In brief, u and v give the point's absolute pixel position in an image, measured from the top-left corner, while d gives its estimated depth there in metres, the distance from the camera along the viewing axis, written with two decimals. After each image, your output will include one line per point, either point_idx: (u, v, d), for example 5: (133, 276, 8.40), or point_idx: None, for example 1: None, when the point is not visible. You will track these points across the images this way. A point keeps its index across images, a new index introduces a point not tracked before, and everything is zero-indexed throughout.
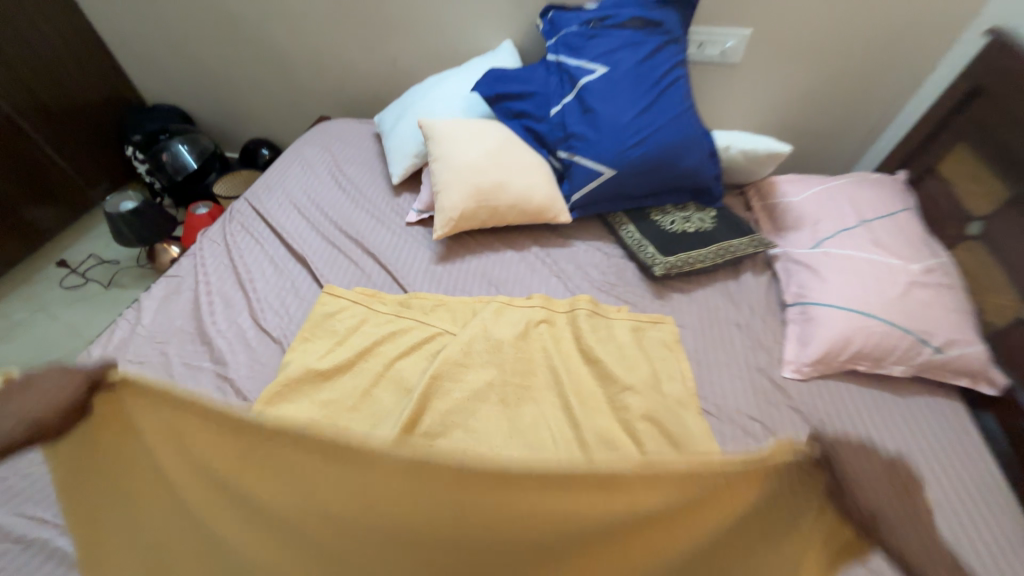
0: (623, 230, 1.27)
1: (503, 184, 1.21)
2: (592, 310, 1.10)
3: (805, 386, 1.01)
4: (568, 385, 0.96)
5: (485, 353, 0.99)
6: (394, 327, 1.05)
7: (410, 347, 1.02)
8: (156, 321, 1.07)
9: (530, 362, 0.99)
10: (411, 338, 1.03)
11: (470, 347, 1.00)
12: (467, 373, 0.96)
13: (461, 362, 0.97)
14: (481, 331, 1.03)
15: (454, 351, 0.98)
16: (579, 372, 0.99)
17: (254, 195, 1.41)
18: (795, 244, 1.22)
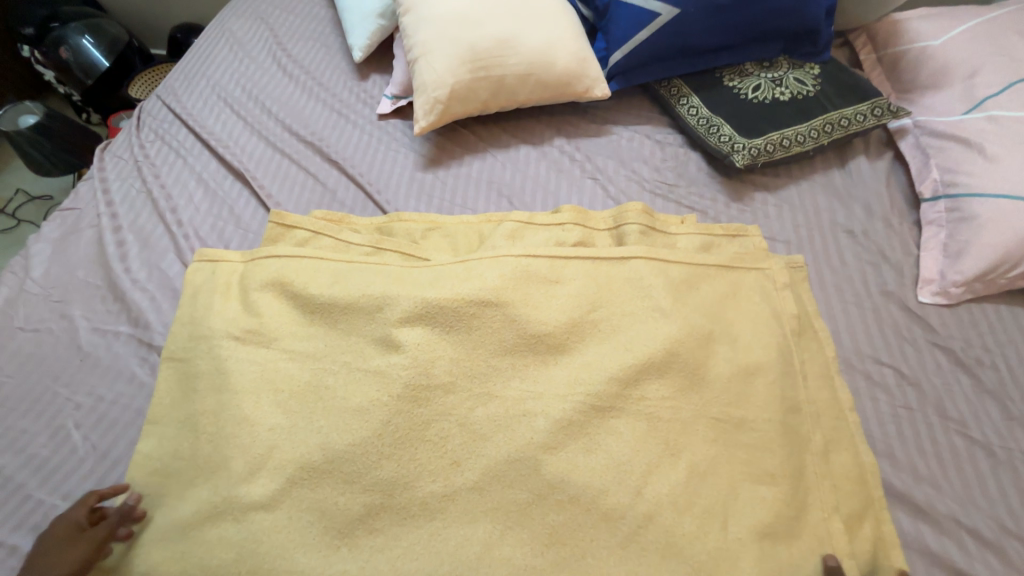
0: (684, 105, 0.89)
1: (511, 40, 0.83)
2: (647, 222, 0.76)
3: (951, 313, 0.71)
4: (617, 330, 0.64)
5: (486, 288, 0.64)
6: (350, 261, 0.70)
7: (367, 288, 0.66)
8: (52, 272, 0.79)
9: (555, 299, 0.65)
10: (375, 275, 0.68)
11: (460, 285, 0.65)
12: (462, 327, 0.63)
13: (449, 306, 0.63)
14: (480, 262, 0.67)
15: (441, 291, 0.64)
16: (636, 314, 0.65)
17: (168, 89, 1.03)
18: (936, 111, 0.84)
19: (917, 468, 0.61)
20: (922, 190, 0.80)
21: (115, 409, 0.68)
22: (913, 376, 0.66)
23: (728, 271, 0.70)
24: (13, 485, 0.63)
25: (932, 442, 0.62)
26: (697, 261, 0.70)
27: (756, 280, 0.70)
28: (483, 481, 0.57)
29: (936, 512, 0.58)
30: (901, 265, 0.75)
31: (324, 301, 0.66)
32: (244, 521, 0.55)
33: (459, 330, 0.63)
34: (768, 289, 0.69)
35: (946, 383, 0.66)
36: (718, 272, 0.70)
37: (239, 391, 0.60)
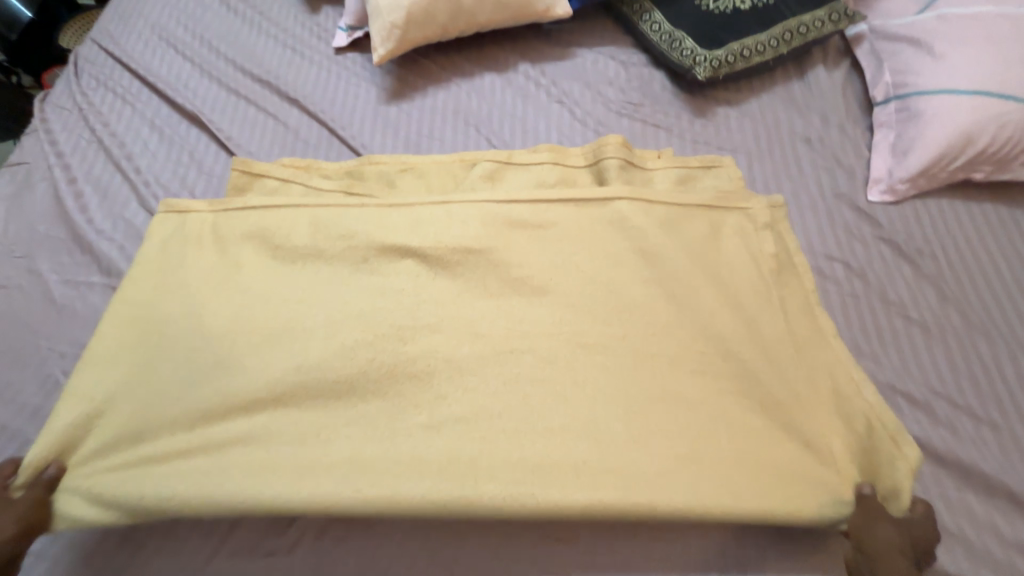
0: (646, 21, 0.88)
1: None
2: (628, 158, 0.72)
3: (896, 210, 0.76)
4: (599, 251, 0.62)
5: (466, 231, 0.62)
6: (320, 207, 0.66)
7: (340, 234, 0.63)
8: (9, 229, 0.76)
9: (537, 236, 0.62)
10: (348, 220, 0.64)
11: (435, 226, 0.62)
12: (441, 260, 0.61)
13: (427, 247, 0.61)
14: (456, 201, 0.65)
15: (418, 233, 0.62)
16: (617, 234, 0.63)
17: (103, 32, 0.96)
18: (889, 15, 0.85)
19: (860, 347, 0.67)
20: (874, 95, 0.83)
21: None
22: (860, 268, 0.72)
23: (709, 210, 0.67)
24: (8, 432, 0.64)
25: (874, 323, 0.69)
26: (675, 196, 0.66)
27: (734, 211, 0.67)
28: (469, 408, 0.53)
29: (874, 382, 0.65)
30: (853, 169, 0.79)
31: (296, 248, 0.63)
32: (216, 453, 0.51)
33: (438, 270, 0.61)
34: (747, 229, 0.66)
35: (889, 274, 0.72)
36: (699, 210, 0.66)
37: (212, 336, 0.58)
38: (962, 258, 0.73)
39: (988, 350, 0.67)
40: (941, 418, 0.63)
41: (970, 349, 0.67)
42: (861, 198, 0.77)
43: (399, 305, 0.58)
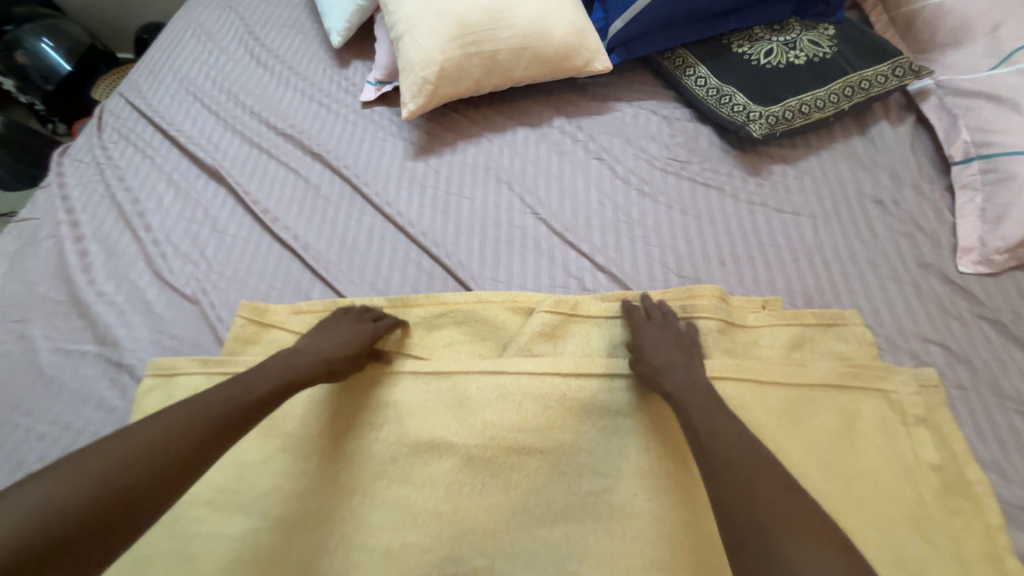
0: (691, 74, 0.83)
1: (503, 12, 0.77)
2: (724, 306, 0.63)
3: (994, 283, 0.66)
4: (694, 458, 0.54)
5: (529, 421, 0.56)
6: (373, 366, 0.60)
7: (388, 403, 0.58)
8: (6, 289, 0.71)
9: (613, 427, 0.56)
10: (398, 393, 0.58)
11: (501, 400, 0.57)
12: (500, 476, 0.54)
13: (485, 439, 0.55)
14: (523, 365, 0.58)
15: (467, 456, 0.54)
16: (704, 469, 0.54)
17: (131, 85, 0.95)
18: (960, 69, 0.79)
19: (978, 455, 0.55)
20: (951, 154, 0.75)
21: (83, 439, 0.60)
22: (962, 352, 0.61)
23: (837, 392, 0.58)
24: None
25: (991, 423, 0.57)
26: (784, 374, 0.58)
27: (871, 394, 0.57)
28: None
29: (1001, 500, 0.53)
30: (936, 235, 0.70)
31: (343, 408, 0.58)
32: None
33: (495, 475, 0.54)
34: (890, 421, 0.56)
35: (1000, 361, 0.60)
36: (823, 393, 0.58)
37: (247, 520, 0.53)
38: None
39: None
40: None
41: None
42: (951, 270, 0.67)
43: (446, 493, 0.53)
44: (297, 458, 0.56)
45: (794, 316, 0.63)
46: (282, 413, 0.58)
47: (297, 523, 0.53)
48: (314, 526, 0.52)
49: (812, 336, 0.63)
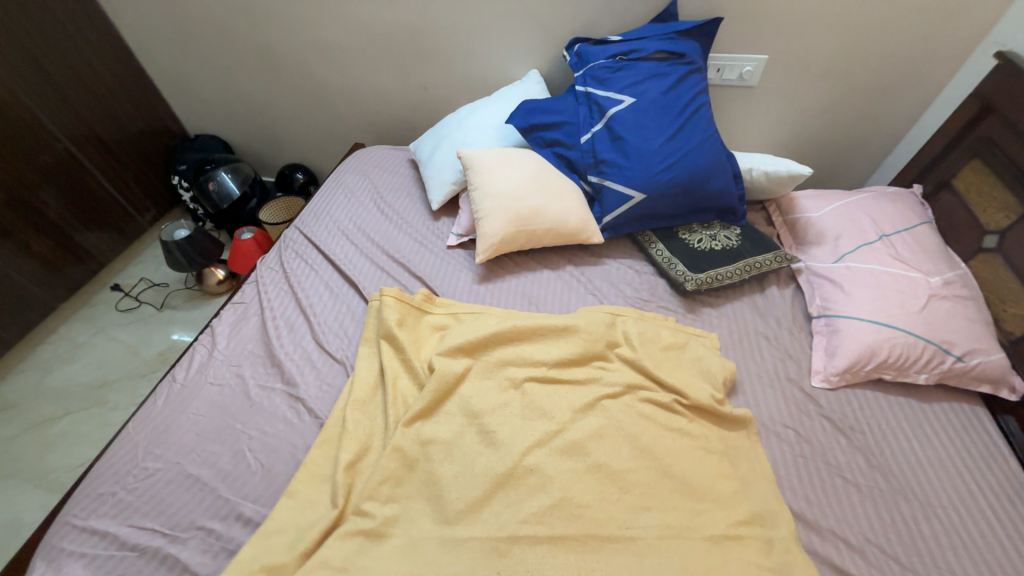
0: (653, 247, 1.35)
1: (542, 208, 1.30)
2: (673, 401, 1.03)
3: (833, 395, 1.07)
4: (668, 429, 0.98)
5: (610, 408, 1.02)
6: (471, 495, 0.87)
7: (471, 413, 0.99)
8: (230, 345, 1.18)
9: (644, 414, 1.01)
10: (474, 386, 1.03)
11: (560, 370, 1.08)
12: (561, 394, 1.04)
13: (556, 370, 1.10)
14: (560, 386, 1.05)
15: (518, 426, 0.97)
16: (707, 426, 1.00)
17: (304, 222, 1.51)
18: (817, 260, 1.28)
19: (809, 497, 0.92)
20: (810, 311, 1.22)
21: (274, 439, 1.01)
22: (806, 435, 1.01)
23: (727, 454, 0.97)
24: (207, 487, 0.94)
25: (820, 479, 0.94)
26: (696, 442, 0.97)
27: (749, 459, 0.96)
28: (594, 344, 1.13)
29: (819, 525, 0.88)
30: (800, 361, 1.13)
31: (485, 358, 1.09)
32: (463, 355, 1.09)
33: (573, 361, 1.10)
34: (761, 477, 0.93)
35: (829, 444, 0.99)
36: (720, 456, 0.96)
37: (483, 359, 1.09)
38: (883, 436, 1.01)
39: (907, 512, 0.90)
40: (873, 560, 0.84)
41: (894, 509, 0.90)
42: (805, 385, 1.09)
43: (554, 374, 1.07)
44: (417, 406, 0.98)
45: (707, 408, 1.01)
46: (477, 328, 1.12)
47: (404, 476, 0.92)
48: (418, 475, 0.92)
49: (720, 422, 1.01)
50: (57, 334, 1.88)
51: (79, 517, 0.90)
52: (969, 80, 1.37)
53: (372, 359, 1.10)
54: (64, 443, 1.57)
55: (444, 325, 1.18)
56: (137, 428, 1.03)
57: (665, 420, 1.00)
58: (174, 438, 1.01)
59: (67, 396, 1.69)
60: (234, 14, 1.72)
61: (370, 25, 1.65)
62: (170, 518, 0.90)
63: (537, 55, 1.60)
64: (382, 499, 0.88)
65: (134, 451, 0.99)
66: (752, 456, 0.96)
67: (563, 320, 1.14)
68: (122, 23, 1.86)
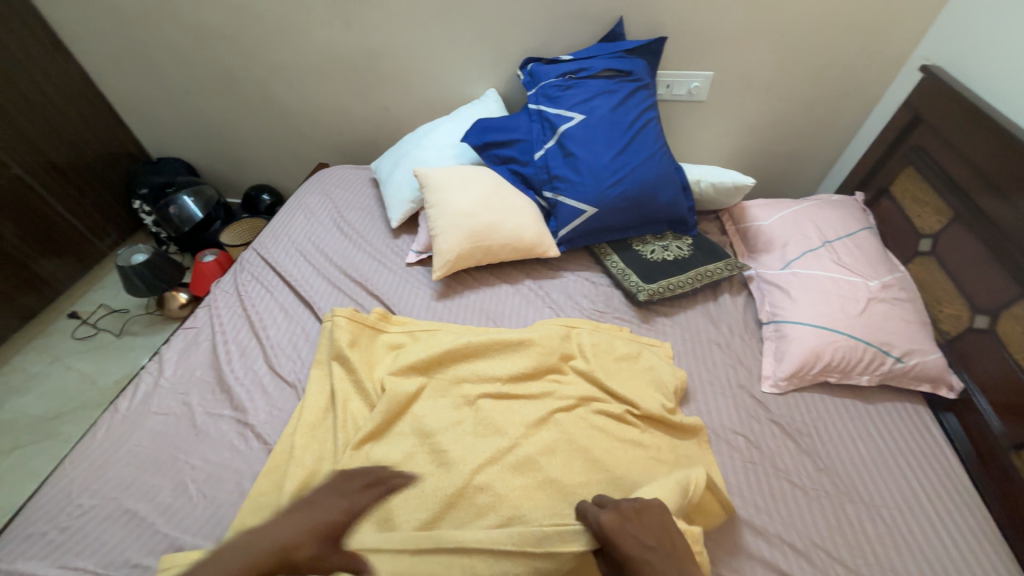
0: (609, 259, 1.37)
1: (497, 225, 1.31)
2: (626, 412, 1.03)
3: (782, 400, 1.09)
4: (619, 441, 0.98)
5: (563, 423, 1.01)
6: (419, 518, 0.85)
7: (422, 434, 0.97)
8: (178, 372, 1.16)
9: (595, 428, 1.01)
10: (425, 406, 1.01)
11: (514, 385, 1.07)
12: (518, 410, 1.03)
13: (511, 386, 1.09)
14: (515, 402, 1.05)
15: (471, 444, 0.95)
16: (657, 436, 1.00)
17: (262, 244, 1.50)
18: (766, 267, 1.31)
19: (758, 503, 0.93)
20: (760, 317, 1.24)
21: (219, 469, 0.99)
22: (756, 441, 1.02)
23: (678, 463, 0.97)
24: (144, 522, 0.91)
25: (768, 485, 0.95)
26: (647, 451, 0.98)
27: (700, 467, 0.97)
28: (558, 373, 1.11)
29: (768, 531, 0.89)
30: (751, 367, 1.15)
31: (439, 376, 1.08)
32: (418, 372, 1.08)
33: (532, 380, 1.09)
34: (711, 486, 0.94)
35: (777, 448, 1.00)
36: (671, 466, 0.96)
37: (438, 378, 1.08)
38: (830, 439, 1.02)
39: (852, 514, 0.91)
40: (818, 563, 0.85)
41: (840, 510, 0.92)
42: (755, 391, 1.11)
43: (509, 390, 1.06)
44: (366, 428, 0.96)
45: (659, 418, 1.01)
46: (432, 345, 1.12)
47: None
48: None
49: (672, 432, 1.02)
50: (6, 366, 1.81)
51: (5, 560, 0.86)
52: (901, 92, 1.44)
53: (323, 382, 1.09)
54: (10, 479, 1.50)
55: (400, 344, 1.17)
56: (75, 462, 1.00)
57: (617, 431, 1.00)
58: (113, 472, 0.98)
59: (15, 430, 1.62)
60: (192, 39, 1.72)
61: (328, 47, 1.66)
62: (103, 556, 0.86)
63: (494, 74, 1.63)
64: None
65: (69, 487, 0.95)
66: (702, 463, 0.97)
67: (517, 334, 1.14)
68: (79, 49, 1.85)
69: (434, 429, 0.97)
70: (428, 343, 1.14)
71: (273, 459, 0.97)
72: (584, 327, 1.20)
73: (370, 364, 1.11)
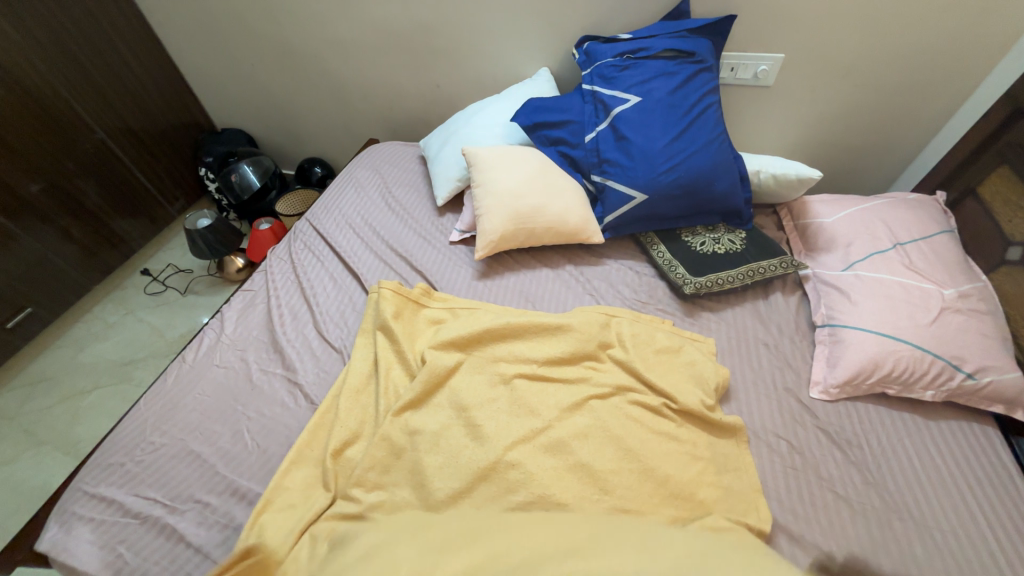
0: (654, 248, 1.33)
1: (542, 207, 1.30)
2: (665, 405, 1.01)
3: (831, 407, 1.04)
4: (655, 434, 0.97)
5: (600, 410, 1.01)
6: (453, 486, 0.89)
7: (456, 407, 0.99)
8: (237, 330, 1.24)
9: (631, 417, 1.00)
10: (463, 381, 1.04)
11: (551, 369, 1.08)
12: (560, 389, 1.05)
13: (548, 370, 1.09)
14: (551, 385, 1.05)
15: (505, 422, 0.97)
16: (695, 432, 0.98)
17: (315, 215, 1.56)
18: (826, 267, 1.24)
19: (797, 509, 0.90)
20: (815, 319, 1.18)
21: (271, 422, 1.06)
22: (799, 447, 0.98)
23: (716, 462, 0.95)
24: (206, 463, 0.99)
25: (809, 493, 0.92)
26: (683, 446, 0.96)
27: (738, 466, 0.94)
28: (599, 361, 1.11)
29: (805, 539, 0.86)
30: (800, 371, 1.10)
31: (479, 355, 1.10)
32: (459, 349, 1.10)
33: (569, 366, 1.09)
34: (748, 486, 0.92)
35: (822, 457, 0.96)
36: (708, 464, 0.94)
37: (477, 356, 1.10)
38: (882, 452, 0.97)
39: (901, 533, 0.86)
40: None
41: (887, 527, 0.87)
42: (802, 395, 1.06)
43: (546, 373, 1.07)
44: (406, 397, 1.00)
45: (698, 414, 0.99)
46: (473, 323, 1.14)
47: (391, 464, 0.94)
48: (403, 463, 0.94)
49: (710, 429, 0.99)
50: (89, 314, 2.01)
51: (91, 484, 0.97)
52: (1003, 82, 1.29)
53: (368, 351, 1.14)
54: (91, 415, 1.68)
55: (440, 319, 1.20)
56: (148, 404, 1.10)
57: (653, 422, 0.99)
58: (180, 415, 1.07)
59: (96, 372, 1.81)
60: (258, 13, 1.79)
61: (385, 23, 1.68)
62: (171, 490, 0.96)
63: (548, 53, 1.60)
64: (368, 486, 0.92)
65: (144, 426, 1.06)
66: (740, 462, 0.95)
67: (557, 319, 1.14)
68: (157, 22, 1.97)
69: (472, 405, 0.99)
70: (470, 320, 1.16)
71: (320, 419, 1.03)
72: (625, 317, 1.19)
73: (412, 337, 1.15)
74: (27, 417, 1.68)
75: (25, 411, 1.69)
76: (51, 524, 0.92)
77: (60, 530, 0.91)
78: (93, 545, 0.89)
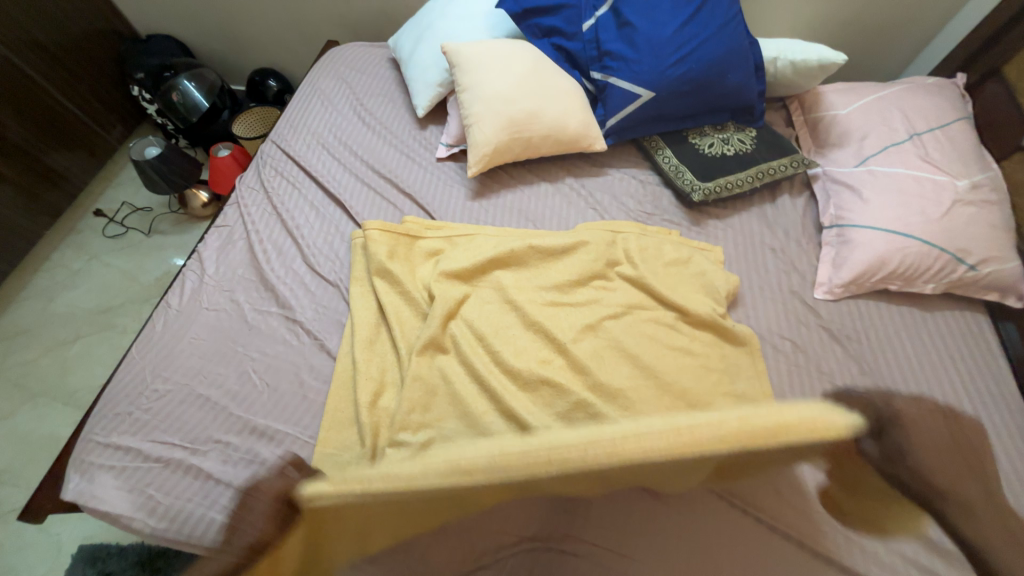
0: (660, 154, 1.24)
1: (538, 112, 1.17)
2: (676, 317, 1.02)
3: (835, 306, 1.06)
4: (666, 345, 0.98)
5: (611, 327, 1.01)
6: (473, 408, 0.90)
7: (476, 335, 0.98)
8: (219, 270, 1.15)
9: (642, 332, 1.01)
10: (471, 307, 1.01)
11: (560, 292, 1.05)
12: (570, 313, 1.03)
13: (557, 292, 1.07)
14: (561, 305, 1.03)
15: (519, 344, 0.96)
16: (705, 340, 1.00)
17: (280, 136, 1.39)
18: (837, 164, 1.18)
19: None
20: (823, 221, 1.15)
21: (277, 361, 1.03)
22: (803, 346, 1.01)
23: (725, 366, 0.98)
24: (218, 406, 0.98)
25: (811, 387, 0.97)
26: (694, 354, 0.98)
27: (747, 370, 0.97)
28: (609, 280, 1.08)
29: None
30: (806, 273, 1.10)
31: (484, 283, 1.06)
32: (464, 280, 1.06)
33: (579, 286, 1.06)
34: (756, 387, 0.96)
35: (825, 354, 1.00)
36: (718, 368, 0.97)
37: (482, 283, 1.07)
38: (880, 345, 1.01)
39: None
40: None
41: None
42: (807, 296, 1.08)
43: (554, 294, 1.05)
44: (425, 335, 0.96)
45: (709, 323, 1.00)
46: (476, 252, 1.08)
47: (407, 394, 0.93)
48: (441, 398, 0.92)
49: (720, 337, 1.01)
50: (48, 262, 1.85)
51: (101, 434, 0.95)
52: None
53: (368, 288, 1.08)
54: (82, 365, 1.63)
55: (438, 250, 1.13)
56: (142, 352, 1.05)
57: (665, 334, 1.00)
58: (179, 361, 1.03)
59: (74, 322, 1.72)
60: None
61: None
62: (188, 433, 0.95)
63: None
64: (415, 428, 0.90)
65: (142, 374, 1.01)
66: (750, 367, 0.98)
67: (563, 240, 1.09)
68: None
69: (484, 330, 0.97)
70: (472, 248, 1.10)
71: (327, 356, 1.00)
72: (632, 232, 1.14)
73: (412, 269, 1.09)
74: (13, 372, 1.61)
75: (9, 366, 1.63)
76: (71, 475, 0.91)
77: (82, 479, 0.90)
78: (120, 489, 0.89)
